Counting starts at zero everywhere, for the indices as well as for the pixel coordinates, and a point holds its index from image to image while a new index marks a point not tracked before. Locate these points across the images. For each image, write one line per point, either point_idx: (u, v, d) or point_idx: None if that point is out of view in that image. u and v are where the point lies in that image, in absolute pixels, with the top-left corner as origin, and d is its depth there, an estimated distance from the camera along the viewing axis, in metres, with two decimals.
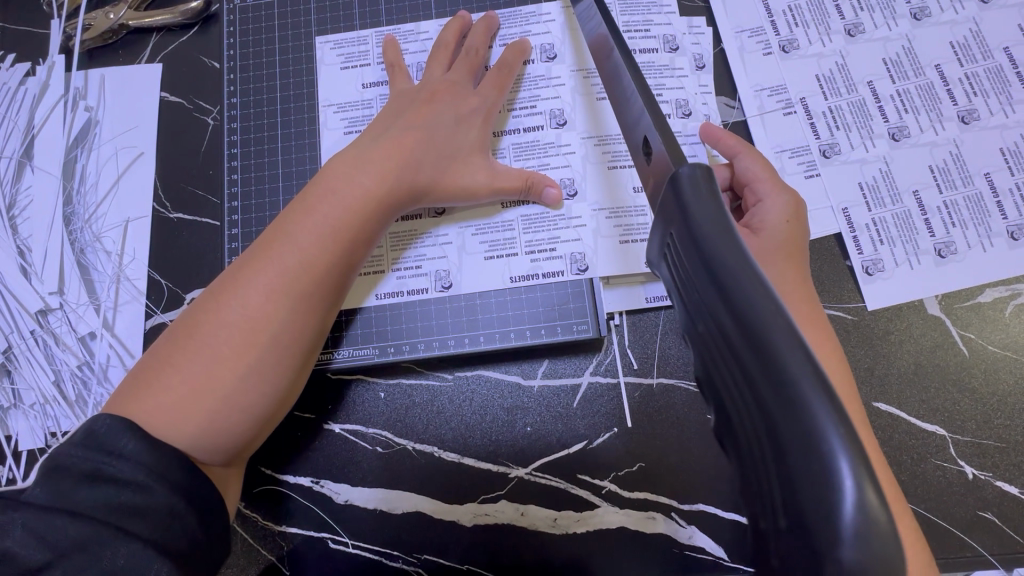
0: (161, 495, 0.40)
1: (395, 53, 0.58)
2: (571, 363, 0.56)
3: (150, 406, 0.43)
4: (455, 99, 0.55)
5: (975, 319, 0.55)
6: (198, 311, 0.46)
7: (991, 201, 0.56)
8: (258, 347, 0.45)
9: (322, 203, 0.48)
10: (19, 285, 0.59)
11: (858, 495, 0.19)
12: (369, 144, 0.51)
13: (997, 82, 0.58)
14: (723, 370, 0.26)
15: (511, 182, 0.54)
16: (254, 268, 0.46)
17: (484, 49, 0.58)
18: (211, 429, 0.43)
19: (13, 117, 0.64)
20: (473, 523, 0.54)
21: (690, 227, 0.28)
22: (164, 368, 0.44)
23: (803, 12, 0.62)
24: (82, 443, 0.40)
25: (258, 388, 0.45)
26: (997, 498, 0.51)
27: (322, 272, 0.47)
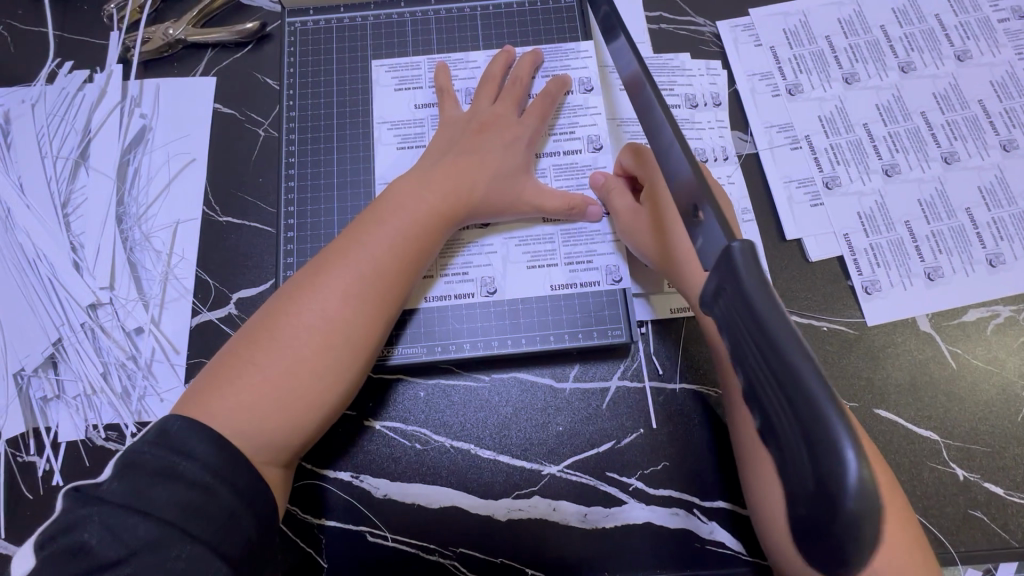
0: (224, 496, 0.44)
1: (446, 79, 0.64)
2: (601, 367, 0.60)
3: (230, 402, 0.47)
4: (503, 129, 0.61)
5: (961, 336, 0.61)
6: (272, 314, 0.51)
7: (972, 232, 0.63)
8: (329, 349, 0.50)
9: (392, 215, 0.54)
10: (70, 278, 0.61)
11: (857, 469, 0.27)
12: (425, 169, 0.58)
13: (973, 129, 0.67)
14: (764, 397, 0.31)
15: (554, 203, 0.60)
16: (326, 276, 0.52)
17: (528, 80, 0.64)
18: (285, 427, 0.49)
19: (71, 121, 0.67)
20: (507, 518, 0.57)
21: (741, 288, 0.32)
22: (243, 366, 0.49)
23: (806, 60, 0.70)
24: (154, 442, 0.44)
25: (327, 388, 0.50)
26: (985, 498, 0.57)
27: (388, 281, 0.53)
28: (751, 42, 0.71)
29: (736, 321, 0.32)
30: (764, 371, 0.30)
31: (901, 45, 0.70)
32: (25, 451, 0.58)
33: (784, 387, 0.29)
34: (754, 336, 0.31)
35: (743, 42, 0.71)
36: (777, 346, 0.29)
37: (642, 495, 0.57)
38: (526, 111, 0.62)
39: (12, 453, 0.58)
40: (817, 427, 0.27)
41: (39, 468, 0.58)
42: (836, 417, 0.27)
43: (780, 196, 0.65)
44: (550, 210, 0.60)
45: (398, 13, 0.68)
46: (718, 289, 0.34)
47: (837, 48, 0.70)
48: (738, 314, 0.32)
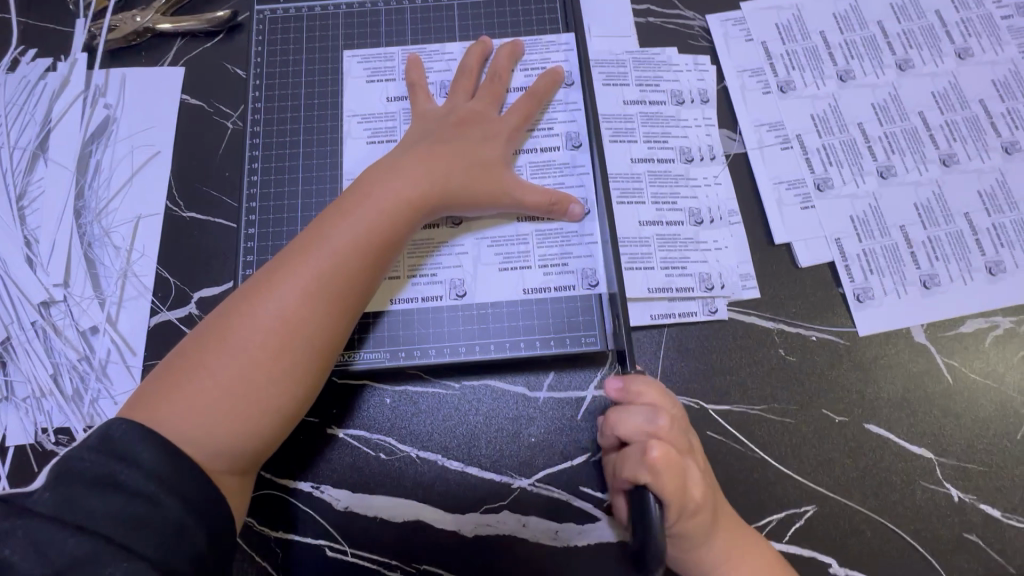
0: (169, 506, 0.41)
1: (420, 72, 0.61)
2: (577, 375, 0.57)
3: (182, 407, 0.45)
4: (479, 124, 0.58)
5: (958, 347, 0.58)
6: (228, 313, 0.48)
7: (970, 238, 0.60)
8: (287, 350, 0.47)
9: (357, 210, 0.52)
10: (23, 274, 0.58)
11: None
12: (394, 161, 0.55)
13: (973, 130, 0.64)
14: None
15: (534, 200, 0.57)
16: (285, 273, 0.49)
17: (507, 73, 0.61)
18: (239, 432, 0.46)
19: (31, 110, 0.64)
20: (474, 533, 0.54)
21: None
22: (195, 369, 0.46)
23: (799, 56, 0.67)
24: (94, 448, 0.41)
25: (285, 391, 0.48)
26: (981, 521, 0.54)
27: (351, 278, 0.50)
28: (741, 37, 0.68)
29: None
30: None
31: (899, 41, 0.67)
32: None
33: None
34: None
35: (733, 37, 0.68)
36: None
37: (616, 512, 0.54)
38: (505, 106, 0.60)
39: None
40: None
41: None
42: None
43: (769, 198, 0.62)
44: (529, 206, 0.57)
45: (372, 3, 0.66)
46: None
47: (832, 44, 0.67)
48: None
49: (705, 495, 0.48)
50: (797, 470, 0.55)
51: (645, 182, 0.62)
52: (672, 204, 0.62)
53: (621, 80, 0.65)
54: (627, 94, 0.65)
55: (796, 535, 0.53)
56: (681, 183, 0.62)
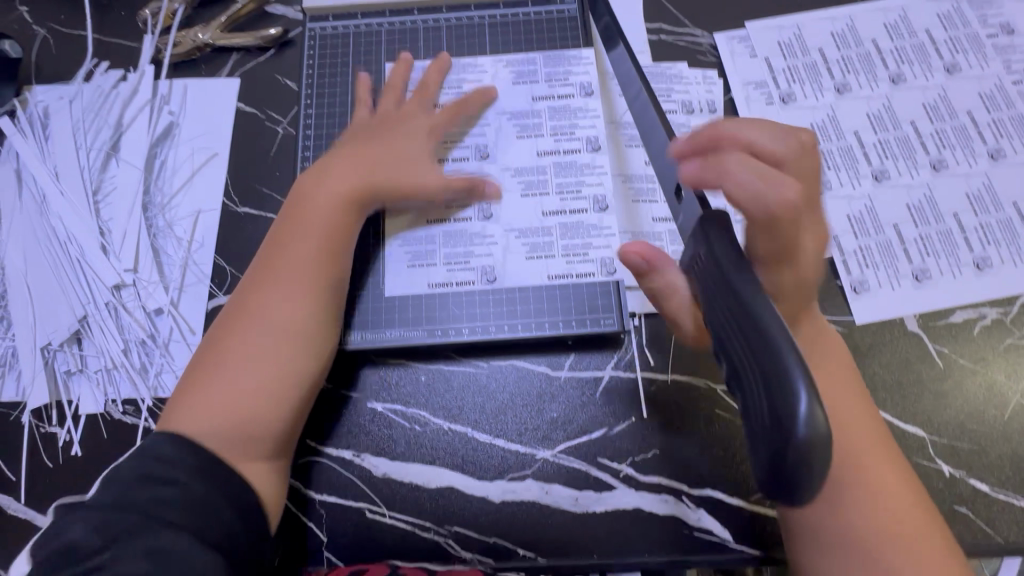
0: (200, 490, 0.47)
1: (399, 87, 0.68)
2: (596, 357, 0.63)
3: (197, 414, 0.51)
4: (400, 129, 0.65)
5: (949, 336, 0.63)
6: (229, 325, 0.55)
7: (959, 236, 0.65)
8: (284, 349, 0.54)
9: (297, 219, 0.58)
10: (97, 260, 0.65)
11: (809, 410, 0.28)
12: (319, 169, 0.61)
13: (962, 138, 0.69)
14: (731, 350, 0.34)
15: (463, 181, 0.64)
16: (270, 282, 0.56)
17: (433, 83, 0.68)
18: (254, 421, 0.52)
19: (104, 115, 0.71)
20: (501, 499, 0.59)
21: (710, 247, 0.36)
22: (206, 376, 0.53)
23: (799, 71, 0.73)
24: (133, 456, 0.49)
25: (290, 381, 0.54)
26: (970, 494, 0.58)
27: (317, 274, 0.57)
28: (746, 53, 0.74)
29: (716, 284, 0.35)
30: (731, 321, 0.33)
31: (892, 57, 0.73)
32: (48, 422, 0.61)
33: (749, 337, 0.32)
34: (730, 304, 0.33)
35: (738, 53, 0.74)
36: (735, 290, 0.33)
37: (631, 481, 0.59)
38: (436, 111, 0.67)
39: (36, 423, 0.61)
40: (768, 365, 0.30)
41: (60, 438, 0.61)
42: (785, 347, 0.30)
43: None
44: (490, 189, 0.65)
45: (411, 21, 0.73)
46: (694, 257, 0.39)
47: (830, 59, 0.73)
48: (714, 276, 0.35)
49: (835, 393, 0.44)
50: None
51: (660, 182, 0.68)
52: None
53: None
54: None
55: None
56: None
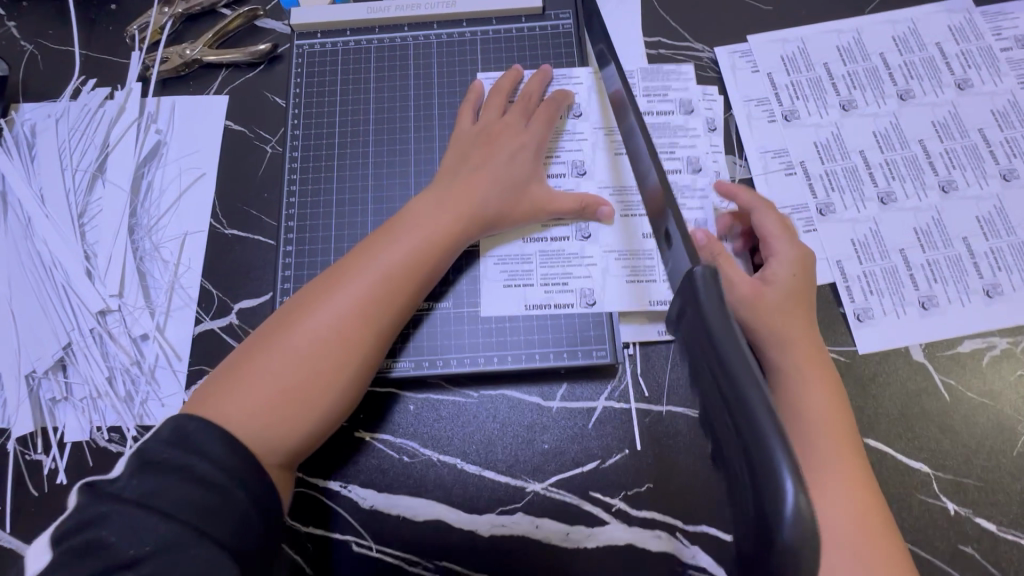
0: (236, 497, 0.43)
1: (476, 97, 0.66)
2: (588, 387, 0.61)
3: (240, 404, 0.47)
4: (513, 139, 0.62)
5: (956, 367, 0.60)
6: (288, 320, 0.51)
7: (968, 261, 0.63)
8: (343, 359, 0.51)
9: (404, 230, 0.56)
10: (82, 285, 0.64)
11: (795, 500, 0.26)
12: (441, 184, 0.59)
13: (973, 158, 0.66)
14: (716, 422, 0.31)
15: (565, 204, 0.62)
16: (343, 285, 0.53)
17: (537, 95, 0.66)
18: (296, 432, 0.49)
19: (91, 135, 0.70)
20: (490, 533, 0.58)
21: (701, 309, 0.33)
22: (258, 369, 0.49)
23: (803, 87, 0.70)
24: (170, 441, 0.44)
25: (342, 396, 0.51)
26: (976, 533, 0.56)
27: (400, 297, 0.54)
28: (748, 68, 0.71)
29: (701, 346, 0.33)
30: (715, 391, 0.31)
31: (900, 72, 0.70)
32: (32, 450, 0.60)
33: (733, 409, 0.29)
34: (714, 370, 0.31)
35: (739, 68, 0.71)
36: (722, 355, 0.30)
37: (623, 516, 0.57)
38: (535, 120, 0.64)
39: (21, 451, 0.60)
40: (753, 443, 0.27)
41: (45, 467, 0.60)
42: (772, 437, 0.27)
43: None
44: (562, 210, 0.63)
45: (401, 37, 0.71)
46: (681, 311, 0.36)
47: (835, 75, 0.70)
48: (700, 336, 0.33)
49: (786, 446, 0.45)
50: None
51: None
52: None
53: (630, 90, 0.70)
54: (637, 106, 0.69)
55: None
56: (686, 198, 0.66)
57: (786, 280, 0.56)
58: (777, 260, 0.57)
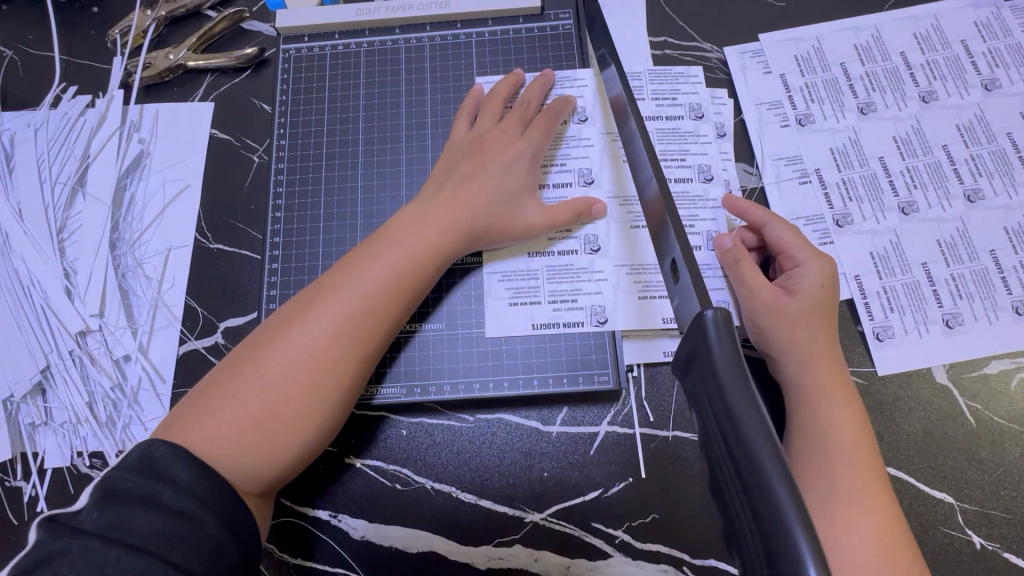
0: (209, 526, 0.40)
1: (474, 102, 0.62)
2: (590, 411, 0.58)
3: (210, 433, 0.44)
4: (506, 148, 0.59)
5: (982, 390, 0.57)
6: (261, 343, 0.48)
7: (996, 276, 0.59)
8: (317, 385, 0.47)
9: (388, 246, 0.52)
10: (61, 305, 0.61)
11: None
12: (428, 196, 0.56)
13: (1001, 165, 0.62)
14: (725, 485, 0.28)
15: (562, 214, 0.58)
16: (320, 306, 0.49)
17: (536, 102, 0.62)
18: (267, 464, 0.46)
19: (71, 146, 0.67)
20: (487, 566, 0.55)
21: (710, 356, 0.30)
22: (228, 396, 0.46)
23: (819, 89, 0.66)
24: (139, 469, 0.41)
25: (317, 426, 0.48)
26: (1004, 569, 0.52)
27: (382, 318, 0.50)
28: (760, 69, 0.67)
29: (706, 395, 0.30)
30: (722, 449, 0.28)
31: (923, 73, 0.66)
32: (11, 476, 0.58)
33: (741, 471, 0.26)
34: (722, 424, 0.28)
35: (751, 69, 0.67)
36: (729, 408, 0.28)
37: (626, 549, 0.54)
38: (530, 126, 0.60)
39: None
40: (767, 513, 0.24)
41: (24, 494, 0.58)
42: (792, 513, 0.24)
43: None
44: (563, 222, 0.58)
45: (393, 40, 0.67)
46: (687, 356, 0.33)
47: (852, 76, 0.66)
48: (706, 383, 0.30)
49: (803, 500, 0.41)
50: None
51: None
52: (690, 227, 0.61)
53: (637, 93, 0.66)
54: (643, 110, 0.65)
55: None
56: (697, 208, 0.62)
57: (812, 292, 0.52)
58: (803, 270, 0.53)
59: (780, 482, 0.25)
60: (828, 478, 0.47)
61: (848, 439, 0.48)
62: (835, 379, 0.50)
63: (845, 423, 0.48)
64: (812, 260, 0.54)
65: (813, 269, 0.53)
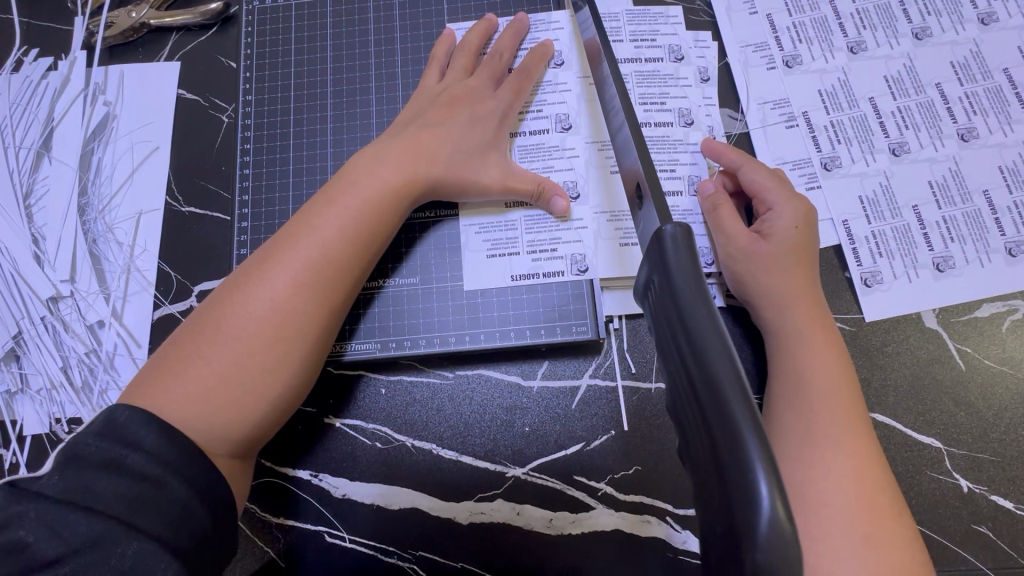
0: (176, 488, 0.41)
1: (444, 49, 0.60)
2: (571, 364, 0.57)
3: (174, 394, 0.44)
4: (475, 104, 0.57)
5: (973, 333, 0.55)
6: (221, 301, 0.47)
7: (989, 217, 0.57)
8: (281, 339, 0.46)
9: (345, 194, 0.51)
10: (32, 272, 0.60)
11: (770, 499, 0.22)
12: (385, 144, 0.54)
13: (996, 102, 0.60)
14: (686, 409, 0.28)
15: (523, 185, 0.56)
16: (278, 259, 0.48)
17: (508, 53, 0.60)
18: (236, 421, 0.45)
19: (34, 110, 0.65)
20: (469, 521, 0.55)
21: (669, 278, 0.30)
22: (190, 357, 0.45)
23: (807, 28, 0.63)
24: (99, 432, 0.41)
25: (284, 380, 0.47)
26: (992, 512, 0.52)
27: (345, 266, 0.49)
28: (745, 9, 0.64)
29: (668, 321, 0.30)
30: (682, 372, 0.28)
31: (916, 8, 0.63)
32: None
33: (699, 393, 0.26)
34: (683, 347, 0.28)
35: (736, 9, 0.64)
36: (689, 329, 0.28)
37: (610, 501, 0.54)
38: (502, 84, 0.58)
39: None
40: (723, 430, 0.24)
41: (5, 461, 0.57)
42: (745, 421, 0.24)
43: None
44: (519, 193, 0.56)
45: None
46: (648, 281, 0.33)
47: (842, 13, 0.63)
48: (668, 309, 0.30)
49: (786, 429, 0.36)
50: None
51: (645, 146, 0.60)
52: (670, 172, 0.59)
53: (614, 36, 0.64)
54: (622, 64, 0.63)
55: None
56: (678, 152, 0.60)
57: (786, 234, 0.51)
58: (776, 213, 0.52)
59: (736, 398, 0.24)
60: (806, 423, 0.45)
61: (830, 383, 0.46)
62: (817, 322, 0.49)
63: (826, 367, 0.47)
64: (787, 201, 0.52)
65: (789, 211, 0.52)
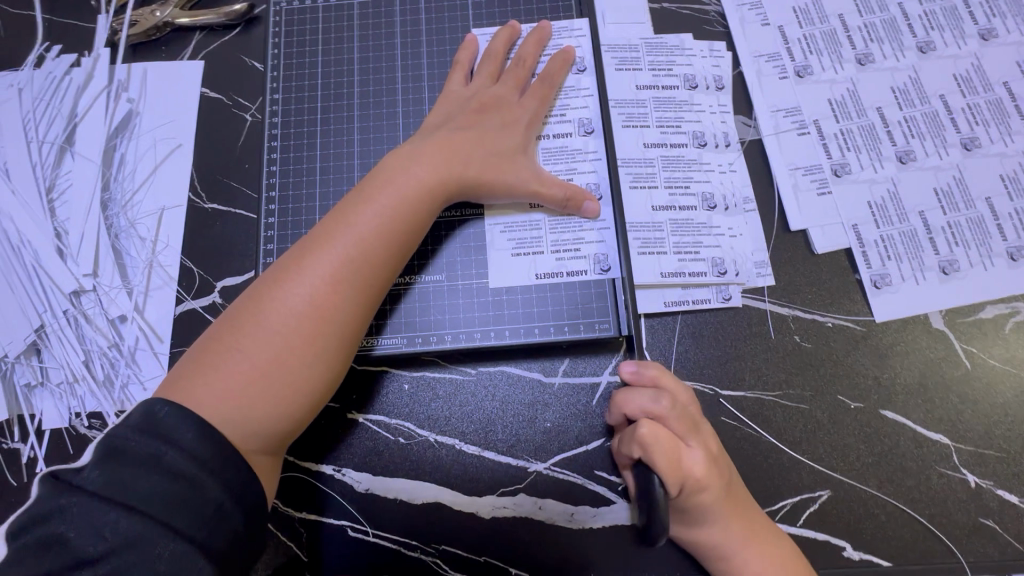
0: (210, 487, 0.40)
1: (470, 54, 0.62)
2: (592, 361, 0.58)
3: (212, 387, 0.44)
4: (502, 110, 0.58)
5: (978, 334, 0.58)
6: (258, 295, 0.48)
7: (991, 223, 0.59)
8: (317, 334, 0.47)
9: (379, 193, 0.52)
10: (55, 265, 0.61)
11: None
12: (418, 145, 0.55)
13: (997, 113, 0.62)
14: None
15: (553, 192, 0.57)
16: (315, 255, 0.49)
17: (533, 60, 0.61)
18: (272, 414, 0.45)
19: (57, 105, 0.65)
20: (491, 515, 0.55)
21: None
22: (228, 350, 0.46)
23: (817, 40, 0.66)
24: (140, 428, 0.41)
25: (319, 375, 0.47)
26: (997, 506, 0.54)
27: (379, 262, 0.50)
28: (757, 21, 0.67)
29: None
30: None
31: (920, 23, 0.66)
32: (9, 439, 0.57)
33: None
34: None
35: (749, 21, 0.67)
36: None
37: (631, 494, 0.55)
38: (527, 92, 0.60)
39: None
40: None
41: (23, 456, 0.57)
42: None
43: (784, 183, 0.62)
44: (546, 199, 0.57)
45: None
46: None
47: (851, 26, 0.66)
48: None
49: (712, 474, 0.49)
50: (811, 456, 0.55)
51: (657, 166, 0.62)
52: (686, 188, 0.62)
53: (632, 64, 0.65)
54: (637, 78, 0.65)
55: (811, 519, 0.54)
56: (692, 165, 0.62)
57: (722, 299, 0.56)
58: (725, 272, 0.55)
59: None
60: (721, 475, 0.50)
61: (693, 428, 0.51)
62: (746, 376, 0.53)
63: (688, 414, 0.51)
64: None
65: None
